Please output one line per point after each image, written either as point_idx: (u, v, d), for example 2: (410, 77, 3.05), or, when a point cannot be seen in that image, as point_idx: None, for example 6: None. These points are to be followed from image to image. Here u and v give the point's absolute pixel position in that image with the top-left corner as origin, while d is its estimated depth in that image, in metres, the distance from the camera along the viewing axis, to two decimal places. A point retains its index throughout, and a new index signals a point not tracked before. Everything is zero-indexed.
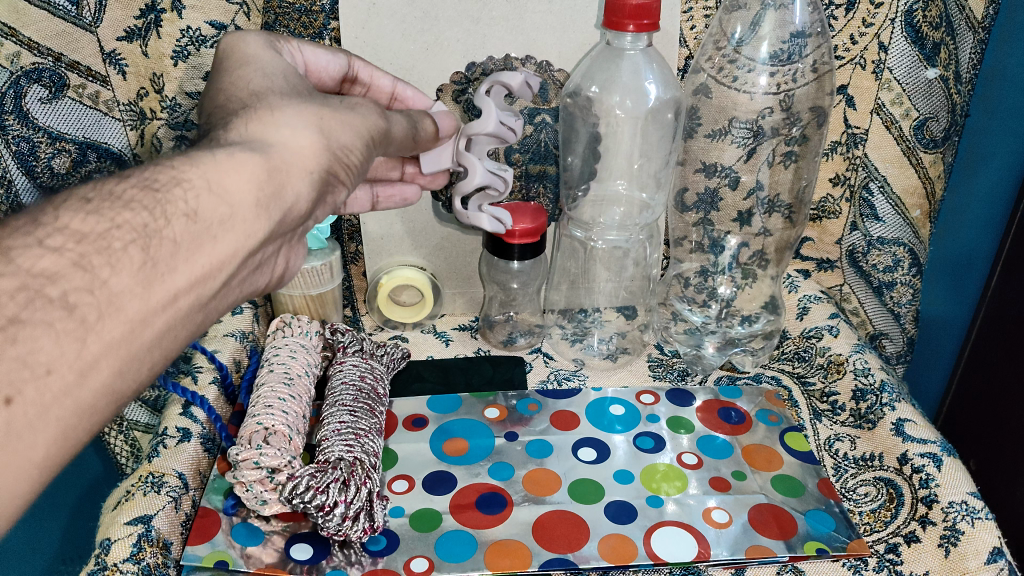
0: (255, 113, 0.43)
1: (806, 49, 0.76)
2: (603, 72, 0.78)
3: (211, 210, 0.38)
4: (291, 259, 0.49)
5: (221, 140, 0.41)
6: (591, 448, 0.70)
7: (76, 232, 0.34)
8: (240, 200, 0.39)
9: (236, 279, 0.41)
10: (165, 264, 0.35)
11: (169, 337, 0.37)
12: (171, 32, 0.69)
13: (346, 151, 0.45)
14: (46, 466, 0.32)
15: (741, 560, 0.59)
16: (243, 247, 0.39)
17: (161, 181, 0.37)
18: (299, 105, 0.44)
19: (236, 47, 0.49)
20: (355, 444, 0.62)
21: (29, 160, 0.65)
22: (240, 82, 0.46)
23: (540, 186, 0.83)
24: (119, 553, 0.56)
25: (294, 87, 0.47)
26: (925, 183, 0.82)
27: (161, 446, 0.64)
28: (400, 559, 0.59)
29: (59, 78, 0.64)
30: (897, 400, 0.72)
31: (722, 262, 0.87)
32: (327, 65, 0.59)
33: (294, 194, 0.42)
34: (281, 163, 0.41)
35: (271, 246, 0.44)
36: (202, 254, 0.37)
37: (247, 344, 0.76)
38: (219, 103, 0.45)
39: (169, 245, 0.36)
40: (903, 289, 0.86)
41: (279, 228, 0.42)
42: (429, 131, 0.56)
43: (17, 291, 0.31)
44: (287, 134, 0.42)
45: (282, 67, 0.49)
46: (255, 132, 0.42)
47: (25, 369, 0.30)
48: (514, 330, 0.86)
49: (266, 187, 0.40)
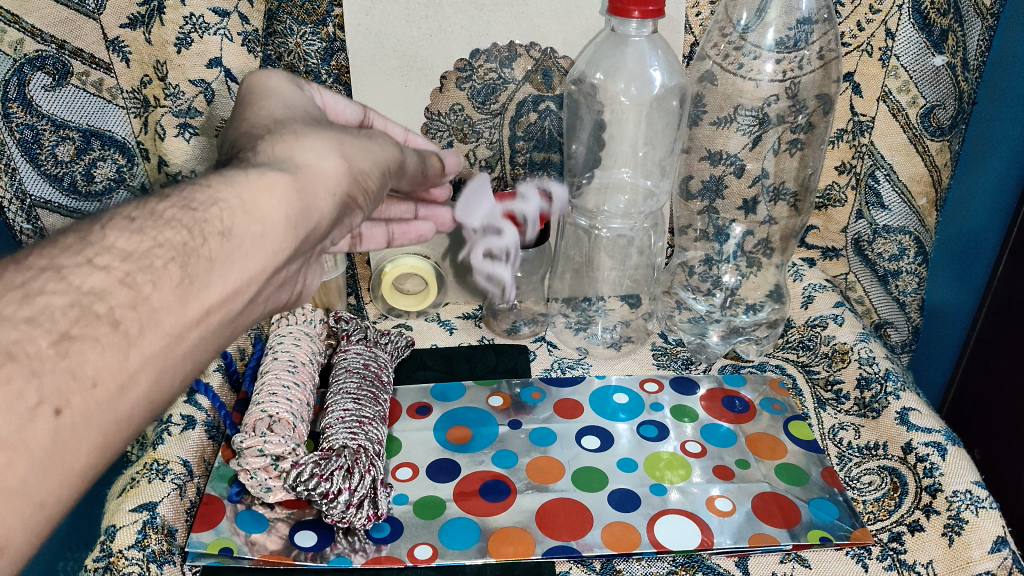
0: (280, 137, 0.43)
1: (812, 36, 0.75)
2: (609, 60, 0.78)
3: (244, 228, 0.37)
4: (307, 279, 0.49)
5: (250, 161, 0.41)
6: (595, 436, 0.70)
7: (122, 250, 0.33)
8: (271, 219, 0.39)
9: (261, 295, 0.41)
10: (202, 280, 0.35)
11: (201, 351, 0.36)
12: (174, 18, 0.68)
13: (365, 174, 0.45)
14: (86, 477, 0.31)
15: (745, 548, 0.59)
16: (269, 264, 0.39)
17: (199, 200, 0.37)
18: (321, 131, 0.44)
19: (260, 82, 0.48)
20: (360, 432, 0.62)
21: (33, 147, 0.68)
22: (263, 107, 0.46)
23: (544, 174, 0.83)
24: (125, 540, 0.56)
25: (311, 115, 0.47)
26: (931, 172, 0.81)
27: (166, 433, 0.65)
28: (404, 546, 0.59)
29: (62, 66, 0.67)
30: (903, 389, 0.71)
31: (728, 250, 0.86)
32: (344, 110, 0.57)
33: (318, 214, 0.42)
34: (308, 184, 0.41)
35: (293, 264, 0.44)
36: (233, 269, 0.37)
37: (252, 332, 0.77)
38: (241, 130, 0.45)
39: (205, 262, 0.35)
40: (908, 278, 0.85)
41: (302, 247, 0.42)
42: (437, 169, 0.55)
43: (68, 306, 0.31)
44: (312, 156, 0.42)
45: (302, 99, 0.49)
46: (281, 153, 0.42)
47: (74, 381, 0.30)
48: (518, 319, 0.85)
49: (295, 207, 0.40)
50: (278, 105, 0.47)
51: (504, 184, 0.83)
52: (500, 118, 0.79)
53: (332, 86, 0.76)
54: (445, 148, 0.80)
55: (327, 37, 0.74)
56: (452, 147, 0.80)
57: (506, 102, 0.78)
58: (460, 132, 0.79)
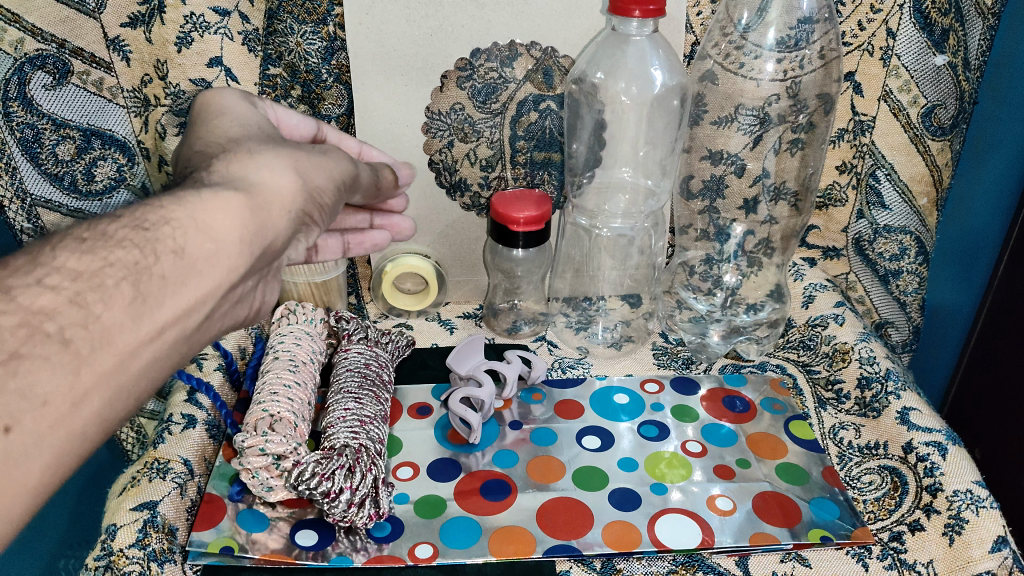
0: (234, 156, 0.44)
1: (813, 35, 0.75)
2: (609, 58, 0.77)
3: (198, 246, 0.39)
4: (267, 294, 0.50)
5: (203, 181, 0.42)
6: (596, 436, 0.70)
7: (72, 271, 0.35)
8: (225, 238, 0.40)
9: (217, 311, 0.42)
10: (155, 298, 0.36)
11: (156, 367, 0.38)
12: (175, 18, 0.67)
13: (319, 191, 0.47)
14: (39, 492, 0.33)
15: (745, 547, 0.59)
16: (225, 280, 0.40)
17: (150, 220, 0.38)
18: (276, 149, 0.46)
19: (212, 101, 0.50)
20: (361, 431, 0.62)
21: (34, 147, 0.69)
22: (214, 127, 0.47)
23: (545, 173, 0.83)
24: (126, 539, 0.56)
25: (265, 134, 0.48)
26: (932, 171, 0.81)
27: (167, 432, 0.65)
28: (405, 546, 0.59)
29: (63, 65, 0.67)
30: (903, 388, 0.71)
31: (729, 250, 0.86)
32: (297, 125, 0.60)
33: (274, 231, 0.43)
34: (262, 203, 0.43)
35: (250, 279, 0.45)
36: (187, 287, 0.38)
37: (253, 331, 0.76)
38: (196, 149, 0.46)
39: (158, 280, 0.37)
40: (909, 278, 0.86)
41: (259, 262, 0.44)
42: (388, 181, 0.57)
43: (17, 327, 0.32)
44: (265, 174, 0.44)
45: (256, 117, 0.50)
46: (235, 172, 0.43)
47: (23, 401, 0.31)
48: (519, 318, 0.87)
49: (250, 224, 0.41)
50: (234, 120, 0.48)
51: (504, 183, 0.83)
52: (500, 118, 0.79)
53: (332, 85, 0.76)
54: (445, 148, 0.80)
55: (328, 36, 0.73)
56: (452, 147, 0.80)
57: (506, 101, 0.78)
58: (460, 131, 0.79)
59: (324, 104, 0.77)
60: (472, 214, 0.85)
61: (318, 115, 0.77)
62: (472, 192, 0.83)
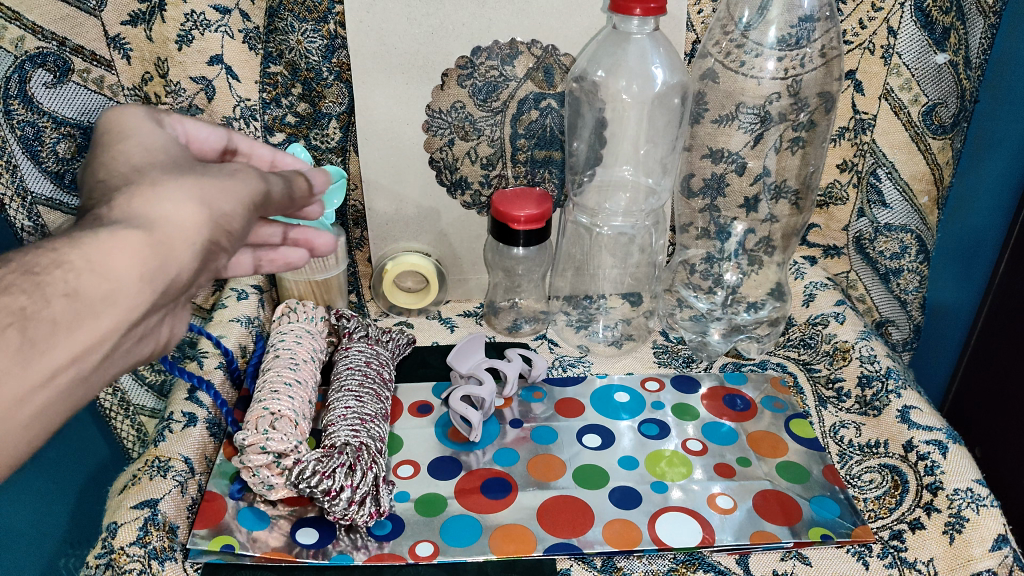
0: (135, 187, 0.39)
1: (814, 33, 0.75)
2: (610, 57, 0.77)
3: (93, 288, 0.35)
4: (174, 329, 0.43)
5: (101, 214, 0.38)
6: (596, 434, 0.70)
7: None
8: (124, 276, 0.36)
9: (120, 350, 0.38)
10: (44, 344, 0.34)
11: (51, 412, 0.36)
12: (176, 16, 0.69)
13: (230, 217, 0.41)
14: None
15: (745, 546, 0.59)
16: (126, 321, 0.37)
17: (42, 263, 0.34)
18: (181, 177, 0.40)
19: (114, 122, 0.45)
20: (361, 429, 0.62)
21: (35, 144, 0.69)
22: (116, 156, 0.42)
23: (545, 172, 0.83)
24: (127, 537, 0.56)
25: (175, 159, 0.43)
26: (934, 170, 0.81)
27: (167, 430, 0.64)
28: (406, 544, 0.59)
29: (64, 63, 0.67)
30: (903, 387, 0.71)
31: (729, 249, 0.86)
32: (206, 137, 0.51)
33: (179, 266, 0.39)
34: (164, 238, 0.38)
35: (157, 314, 0.40)
36: (83, 329, 0.35)
37: (253, 329, 0.76)
38: (96, 177, 0.41)
39: (46, 326, 0.34)
40: (909, 276, 0.86)
41: (169, 296, 0.39)
42: (301, 192, 0.46)
43: None
44: (168, 206, 0.39)
45: (163, 140, 0.45)
46: (138, 205, 0.38)
47: None
48: (519, 316, 0.87)
49: (151, 262, 0.37)
50: (141, 141, 0.44)
51: (505, 182, 0.83)
52: (500, 116, 0.79)
53: (332, 84, 0.76)
54: (446, 146, 0.80)
55: (329, 34, 0.73)
56: (452, 145, 0.80)
57: (507, 100, 0.78)
58: (461, 129, 0.79)
59: (324, 102, 0.77)
60: (472, 212, 0.85)
61: (319, 113, 0.77)
62: (472, 191, 0.83)
